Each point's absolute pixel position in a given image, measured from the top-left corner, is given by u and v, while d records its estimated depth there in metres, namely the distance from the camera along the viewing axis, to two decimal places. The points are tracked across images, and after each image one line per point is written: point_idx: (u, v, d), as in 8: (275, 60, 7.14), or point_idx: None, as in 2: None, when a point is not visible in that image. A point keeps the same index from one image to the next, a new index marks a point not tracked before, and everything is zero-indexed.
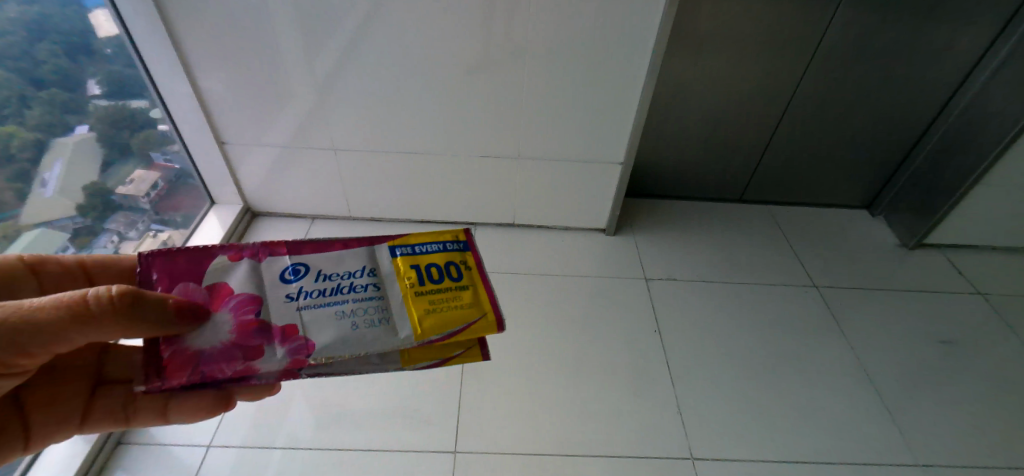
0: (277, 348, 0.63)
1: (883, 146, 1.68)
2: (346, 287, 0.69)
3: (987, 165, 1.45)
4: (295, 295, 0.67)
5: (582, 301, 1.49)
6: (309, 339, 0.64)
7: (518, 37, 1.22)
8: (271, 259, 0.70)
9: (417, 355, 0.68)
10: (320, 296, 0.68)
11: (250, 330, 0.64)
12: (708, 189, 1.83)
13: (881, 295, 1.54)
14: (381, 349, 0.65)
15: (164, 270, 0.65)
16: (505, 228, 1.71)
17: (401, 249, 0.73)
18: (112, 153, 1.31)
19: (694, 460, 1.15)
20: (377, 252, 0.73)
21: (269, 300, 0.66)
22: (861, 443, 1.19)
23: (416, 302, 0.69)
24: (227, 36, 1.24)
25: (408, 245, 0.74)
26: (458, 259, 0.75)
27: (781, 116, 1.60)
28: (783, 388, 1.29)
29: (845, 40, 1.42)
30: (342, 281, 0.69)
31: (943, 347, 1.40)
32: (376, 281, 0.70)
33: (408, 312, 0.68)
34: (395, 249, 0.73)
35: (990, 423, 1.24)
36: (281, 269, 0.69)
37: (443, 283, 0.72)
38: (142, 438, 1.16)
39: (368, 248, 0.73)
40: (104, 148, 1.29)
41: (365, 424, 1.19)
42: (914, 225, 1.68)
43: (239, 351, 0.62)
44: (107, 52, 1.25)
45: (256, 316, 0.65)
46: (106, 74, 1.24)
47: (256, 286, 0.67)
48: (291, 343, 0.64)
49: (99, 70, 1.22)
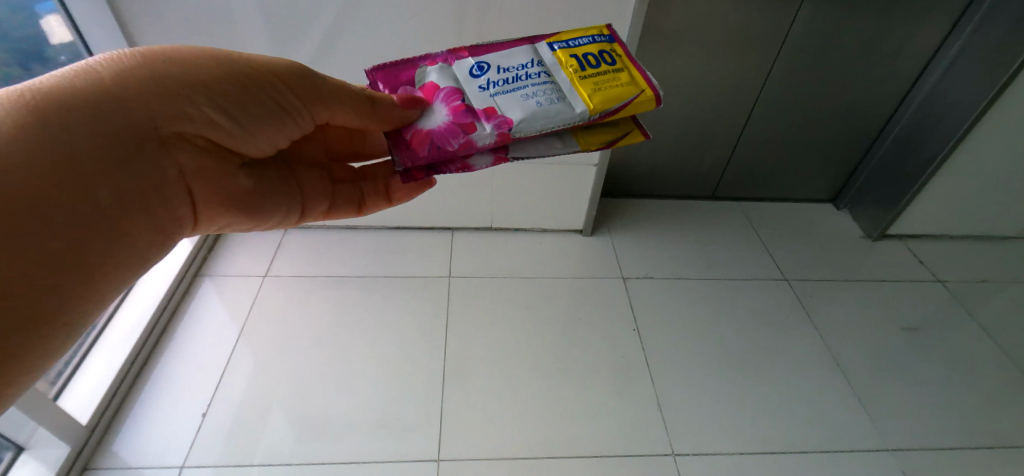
0: (485, 126, 0.65)
1: (846, 141, 1.74)
2: (520, 78, 0.69)
3: (943, 157, 1.52)
4: (486, 86, 0.68)
5: (562, 302, 1.50)
6: (506, 116, 0.65)
7: (490, 40, 1.22)
8: (458, 62, 0.71)
9: (592, 140, 0.68)
10: (503, 81, 0.69)
11: (462, 111, 0.67)
12: (681, 187, 1.87)
13: (849, 285, 1.59)
14: (564, 125, 0.65)
15: (381, 75, 0.72)
16: (482, 231, 1.70)
17: (558, 45, 0.72)
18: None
19: (675, 455, 1.17)
20: (537, 49, 0.72)
21: (468, 90, 0.68)
22: (834, 430, 1.23)
23: (582, 83, 0.68)
24: (190, 43, 1.20)
25: (564, 42, 0.73)
26: (609, 48, 0.73)
27: (749, 114, 1.64)
28: (759, 381, 1.32)
29: (808, 39, 1.46)
30: (518, 71, 0.69)
31: (907, 334, 1.46)
32: (545, 68, 0.70)
33: (578, 89, 0.67)
34: (552, 45, 0.72)
35: (953, 405, 1.30)
36: (468, 67, 0.70)
37: (604, 67, 0.70)
38: (111, 461, 1.12)
39: (531, 47, 0.72)
40: None
41: (346, 436, 1.17)
42: (877, 217, 1.75)
43: (463, 122, 0.66)
44: (62, 60, 1.22)
45: (464, 102, 0.68)
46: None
47: (455, 82, 0.70)
48: (495, 120, 0.65)
49: None
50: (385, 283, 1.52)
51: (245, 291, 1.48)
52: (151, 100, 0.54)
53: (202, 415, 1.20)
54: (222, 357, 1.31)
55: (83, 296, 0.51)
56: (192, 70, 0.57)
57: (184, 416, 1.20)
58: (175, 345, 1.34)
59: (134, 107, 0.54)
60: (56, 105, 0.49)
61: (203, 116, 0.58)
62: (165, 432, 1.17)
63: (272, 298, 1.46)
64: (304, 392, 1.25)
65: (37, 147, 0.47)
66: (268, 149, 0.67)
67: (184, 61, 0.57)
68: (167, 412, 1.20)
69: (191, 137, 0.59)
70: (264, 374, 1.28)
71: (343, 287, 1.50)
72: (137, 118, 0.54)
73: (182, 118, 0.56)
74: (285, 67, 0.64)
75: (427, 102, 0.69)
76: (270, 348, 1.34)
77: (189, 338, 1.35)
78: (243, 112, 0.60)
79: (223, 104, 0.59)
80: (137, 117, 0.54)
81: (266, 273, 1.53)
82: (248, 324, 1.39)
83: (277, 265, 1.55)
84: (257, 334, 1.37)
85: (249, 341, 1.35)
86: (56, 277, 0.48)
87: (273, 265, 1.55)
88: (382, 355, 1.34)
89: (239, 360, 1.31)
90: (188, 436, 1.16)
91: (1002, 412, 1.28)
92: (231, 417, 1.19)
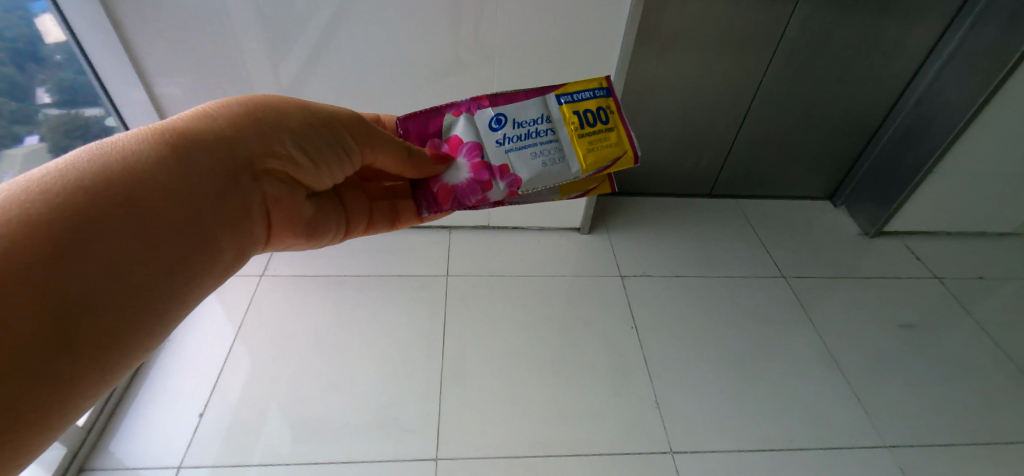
0: (499, 184, 0.72)
1: (843, 138, 1.74)
2: (529, 135, 0.71)
3: (939, 154, 1.52)
4: (501, 141, 0.71)
5: (560, 301, 1.50)
6: (517, 175, 0.71)
7: (486, 38, 1.22)
8: (479, 112, 0.72)
9: (570, 188, 0.76)
10: (518, 136, 0.71)
11: (480, 169, 0.72)
12: (679, 185, 1.86)
13: (846, 283, 1.59)
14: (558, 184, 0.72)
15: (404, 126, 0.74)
16: (480, 230, 1.70)
17: (564, 98, 0.72)
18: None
19: (674, 453, 1.17)
20: (545, 100, 0.73)
21: (486, 144, 0.71)
22: (832, 428, 1.23)
23: (580, 143, 0.72)
24: (184, 42, 1.19)
25: (570, 95, 0.73)
26: (608, 104, 0.74)
27: (746, 112, 1.64)
28: (757, 378, 1.33)
29: (805, 37, 1.46)
30: (529, 126, 0.71)
31: (905, 331, 1.46)
32: (552, 123, 0.72)
33: (575, 150, 0.72)
34: (559, 98, 0.72)
35: (950, 402, 1.30)
36: (487, 119, 0.72)
37: (600, 126, 0.73)
38: (108, 462, 1.11)
39: (540, 99, 0.73)
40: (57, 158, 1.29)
41: (344, 436, 1.17)
42: (874, 215, 1.75)
43: (480, 181, 0.72)
44: (57, 59, 1.22)
45: (483, 158, 0.71)
46: (59, 82, 1.24)
47: (475, 133, 0.72)
48: (507, 178, 0.71)
49: (50, 78, 1.22)
50: (383, 282, 1.51)
51: (242, 291, 1.47)
52: (251, 139, 0.59)
53: (199, 415, 1.19)
54: (219, 357, 1.31)
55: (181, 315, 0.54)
56: (283, 114, 0.62)
57: (181, 416, 1.19)
58: (173, 346, 1.33)
59: (236, 144, 0.58)
60: (176, 142, 0.53)
61: (289, 153, 0.62)
62: (162, 432, 1.17)
63: (269, 298, 1.45)
64: (302, 392, 1.25)
65: (161, 178, 0.51)
66: (333, 180, 0.71)
67: (276, 108, 0.62)
68: (163, 412, 1.20)
69: (278, 171, 0.63)
70: (261, 374, 1.28)
71: (340, 287, 1.50)
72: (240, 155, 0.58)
73: (273, 155, 0.61)
74: (358, 113, 0.69)
75: (450, 153, 0.73)
76: (267, 348, 1.33)
77: (186, 338, 1.35)
78: (320, 150, 0.65)
79: (305, 142, 0.63)
80: (240, 154, 0.58)
81: (263, 273, 1.52)
82: (245, 324, 1.39)
83: (274, 265, 1.55)
84: (254, 334, 1.36)
85: (247, 341, 1.34)
86: (165, 297, 0.50)
87: (270, 265, 1.54)
88: (380, 354, 1.33)
89: (236, 361, 1.30)
90: (185, 436, 1.16)
91: (998, 409, 1.29)
92: (228, 418, 1.19)
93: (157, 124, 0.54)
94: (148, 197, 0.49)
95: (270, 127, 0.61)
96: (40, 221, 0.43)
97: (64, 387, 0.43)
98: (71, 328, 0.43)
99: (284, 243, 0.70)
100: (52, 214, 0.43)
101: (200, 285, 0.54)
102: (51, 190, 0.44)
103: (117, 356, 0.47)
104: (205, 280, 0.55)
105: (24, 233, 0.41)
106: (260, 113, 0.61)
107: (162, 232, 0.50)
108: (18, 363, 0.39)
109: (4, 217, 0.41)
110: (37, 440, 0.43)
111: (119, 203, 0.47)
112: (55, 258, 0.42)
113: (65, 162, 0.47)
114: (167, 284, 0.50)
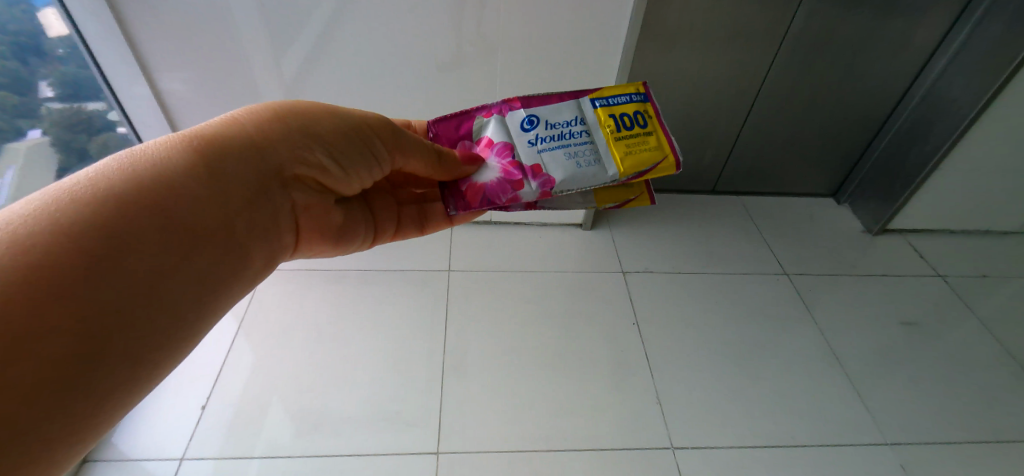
0: (531, 184, 0.72)
1: (847, 136, 1.73)
2: (565, 138, 0.73)
3: (944, 151, 1.51)
4: (535, 141, 0.73)
5: (562, 296, 1.49)
6: (550, 175, 0.71)
7: (489, 32, 1.21)
8: (512, 114, 0.74)
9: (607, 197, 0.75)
10: (552, 138, 0.73)
11: (512, 169, 0.72)
12: (681, 181, 1.86)
13: (848, 280, 1.59)
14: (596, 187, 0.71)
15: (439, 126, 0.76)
16: (482, 225, 1.70)
17: (600, 103, 0.75)
18: (69, 158, 1.31)
19: (675, 449, 1.17)
20: (582, 106, 0.75)
21: (518, 145, 0.73)
22: (834, 425, 1.23)
23: (616, 145, 0.72)
24: (185, 36, 1.19)
25: (605, 99, 0.75)
26: (644, 109, 0.75)
27: (750, 108, 1.64)
28: (758, 375, 1.33)
29: (809, 33, 1.45)
30: (562, 128, 0.73)
31: (907, 329, 1.46)
32: (586, 125, 0.74)
33: (612, 152, 0.72)
34: (595, 103, 0.75)
35: (952, 400, 1.30)
36: (520, 121, 0.74)
37: (638, 129, 0.74)
38: (110, 454, 1.12)
39: (576, 103, 0.75)
40: (59, 153, 1.28)
41: (345, 429, 1.18)
42: (877, 212, 1.74)
43: (513, 180, 0.72)
44: (60, 53, 1.21)
45: (515, 158, 0.72)
46: (61, 76, 1.23)
47: (508, 134, 0.74)
48: (540, 178, 0.71)
49: (53, 72, 1.21)
50: (385, 277, 1.51)
51: None
52: (278, 146, 0.59)
53: (202, 408, 1.20)
54: (221, 350, 1.31)
55: (213, 323, 0.54)
56: (312, 121, 0.62)
57: (183, 408, 1.20)
58: None
59: (266, 151, 0.58)
60: (206, 148, 0.54)
61: (317, 159, 0.62)
62: (165, 424, 1.17)
63: (270, 291, 1.46)
64: (303, 386, 1.25)
65: (194, 185, 0.51)
66: (359, 186, 0.71)
67: (303, 114, 0.62)
68: (166, 404, 1.20)
69: (305, 177, 0.63)
70: (262, 367, 1.28)
71: (341, 281, 1.50)
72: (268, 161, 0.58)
73: (301, 161, 0.61)
74: (383, 118, 0.69)
75: (482, 154, 0.74)
76: (269, 341, 1.34)
77: None
78: (347, 156, 0.65)
79: (332, 148, 0.64)
80: (267, 161, 0.58)
81: None
82: (247, 317, 1.39)
83: None
84: (256, 327, 1.36)
85: (248, 334, 1.35)
86: (199, 303, 0.51)
87: None
88: (381, 349, 1.33)
89: (238, 354, 1.31)
90: (187, 428, 1.16)
91: (1000, 407, 1.29)
92: (230, 410, 1.19)
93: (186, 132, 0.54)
94: (182, 204, 0.49)
95: (298, 132, 0.61)
96: (74, 231, 0.43)
97: (99, 398, 0.43)
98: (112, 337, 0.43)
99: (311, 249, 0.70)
100: (87, 223, 0.44)
101: (231, 291, 0.55)
102: (84, 199, 0.45)
103: (155, 364, 0.47)
104: (235, 286, 0.55)
105: (57, 243, 0.42)
106: (288, 119, 0.61)
107: (195, 239, 0.50)
108: (59, 372, 0.40)
109: (40, 227, 0.42)
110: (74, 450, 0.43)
111: (152, 209, 0.47)
112: (93, 265, 0.43)
113: (97, 172, 0.47)
114: (201, 291, 0.50)
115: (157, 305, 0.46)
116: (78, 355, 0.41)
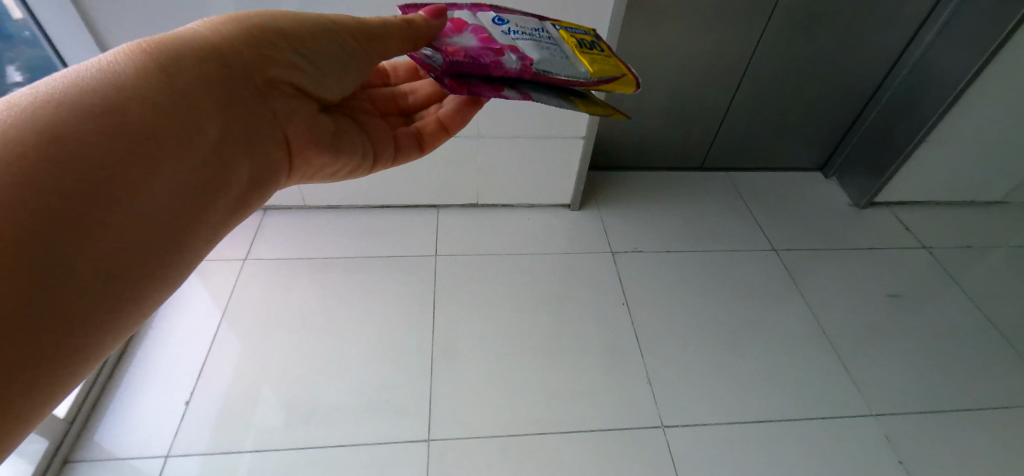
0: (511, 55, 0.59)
1: (836, 109, 1.71)
2: (538, 36, 0.65)
3: (934, 123, 1.50)
4: (506, 31, 0.64)
5: (551, 279, 1.48)
6: (528, 54, 0.60)
7: None
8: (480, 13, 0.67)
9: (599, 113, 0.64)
10: (524, 33, 0.64)
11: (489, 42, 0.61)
12: (669, 158, 1.84)
13: (835, 254, 1.60)
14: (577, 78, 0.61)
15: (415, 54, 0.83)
16: (469, 208, 1.67)
17: (563, 27, 0.70)
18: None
19: (666, 428, 1.18)
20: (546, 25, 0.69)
21: (488, 27, 0.64)
22: (822, 398, 1.25)
23: (587, 57, 0.66)
24: (150, 19, 1.12)
25: (567, 28, 0.71)
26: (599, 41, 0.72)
27: (739, 84, 1.61)
28: (747, 351, 1.33)
29: (800, 5, 1.41)
30: (533, 30, 0.65)
31: (893, 301, 1.47)
32: (551, 37, 0.67)
33: (582, 60, 0.65)
34: (558, 27, 0.70)
35: (936, 370, 1.32)
36: (489, 17, 0.66)
37: (600, 53, 0.69)
38: (93, 453, 1.09)
39: (541, 22, 0.69)
40: None
41: (335, 419, 1.16)
42: (865, 186, 1.74)
43: (491, 47, 0.60)
44: (26, 35, 1.13)
45: (489, 35, 0.62)
46: (28, 61, 1.18)
47: (478, 20, 0.65)
48: (518, 54, 0.60)
49: (20, 58, 1.17)
50: (371, 264, 1.49)
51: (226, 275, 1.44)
52: (235, 60, 0.56)
53: (186, 403, 1.17)
54: (205, 343, 1.28)
55: (191, 255, 0.52)
56: (271, 25, 0.59)
57: (168, 404, 1.17)
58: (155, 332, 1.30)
59: (223, 63, 0.55)
60: (154, 62, 0.51)
61: (284, 59, 0.60)
62: (149, 422, 1.14)
63: (254, 282, 1.42)
64: (289, 377, 1.23)
65: (141, 101, 0.48)
66: (341, 93, 0.67)
67: (257, 23, 0.59)
68: (149, 401, 1.17)
69: (276, 85, 0.60)
70: (247, 360, 1.25)
71: (326, 269, 1.47)
72: (227, 73, 0.55)
73: (268, 68, 0.59)
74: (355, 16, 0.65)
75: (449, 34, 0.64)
76: (255, 332, 1.31)
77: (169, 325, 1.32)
78: (316, 60, 0.62)
79: (297, 47, 0.61)
80: (223, 76, 0.55)
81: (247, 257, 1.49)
82: (231, 308, 1.36)
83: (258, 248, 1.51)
84: (239, 319, 1.34)
85: (233, 325, 1.32)
86: (164, 229, 0.48)
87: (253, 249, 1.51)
88: (369, 337, 1.32)
89: (223, 346, 1.28)
90: (171, 425, 1.14)
91: (983, 376, 1.31)
92: (217, 404, 1.17)
93: (147, 40, 0.53)
94: (133, 114, 0.47)
95: (253, 40, 0.58)
96: (9, 151, 0.40)
97: (57, 334, 0.41)
98: (64, 253, 0.41)
99: (306, 170, 0.68)
100: (19, 142, 0.41)
101: (205, 209, 0.52)
102: (18, 117, 0.42)
103: (124, 293, 0.46)
104: (206, 212, 0.53)
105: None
106: (242, 27, 0.58)
107: (151, 153, 0.48)
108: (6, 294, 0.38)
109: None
110: (58, 378, 0.42)
111: (95, 130, 0.45)
112: (27, 192, 0.40)
113: (33, 91, 0.44)
114: (165, 214, 0.48)
115: (108, 229, 0.44)
116: (23, 284, 0.39)
